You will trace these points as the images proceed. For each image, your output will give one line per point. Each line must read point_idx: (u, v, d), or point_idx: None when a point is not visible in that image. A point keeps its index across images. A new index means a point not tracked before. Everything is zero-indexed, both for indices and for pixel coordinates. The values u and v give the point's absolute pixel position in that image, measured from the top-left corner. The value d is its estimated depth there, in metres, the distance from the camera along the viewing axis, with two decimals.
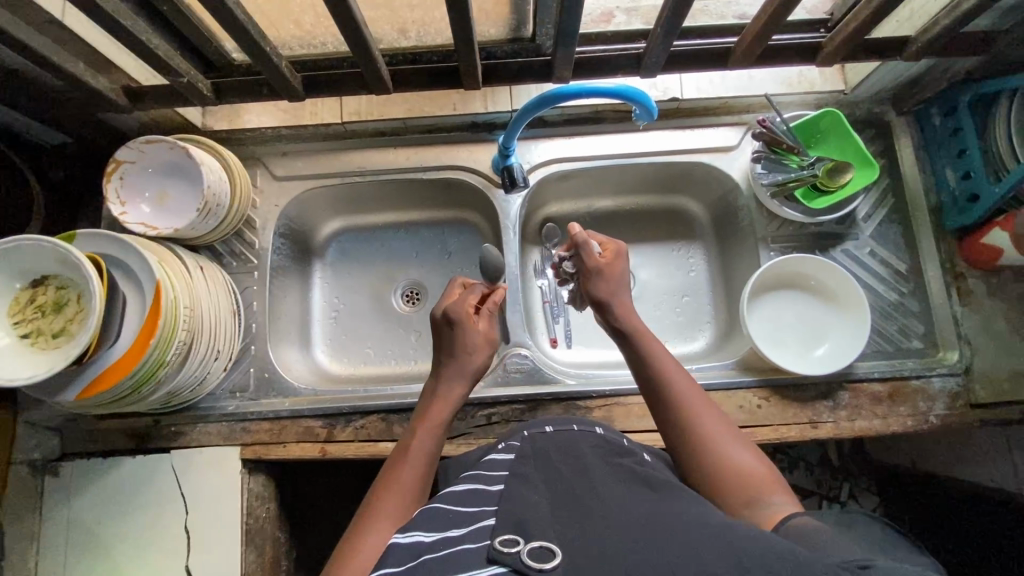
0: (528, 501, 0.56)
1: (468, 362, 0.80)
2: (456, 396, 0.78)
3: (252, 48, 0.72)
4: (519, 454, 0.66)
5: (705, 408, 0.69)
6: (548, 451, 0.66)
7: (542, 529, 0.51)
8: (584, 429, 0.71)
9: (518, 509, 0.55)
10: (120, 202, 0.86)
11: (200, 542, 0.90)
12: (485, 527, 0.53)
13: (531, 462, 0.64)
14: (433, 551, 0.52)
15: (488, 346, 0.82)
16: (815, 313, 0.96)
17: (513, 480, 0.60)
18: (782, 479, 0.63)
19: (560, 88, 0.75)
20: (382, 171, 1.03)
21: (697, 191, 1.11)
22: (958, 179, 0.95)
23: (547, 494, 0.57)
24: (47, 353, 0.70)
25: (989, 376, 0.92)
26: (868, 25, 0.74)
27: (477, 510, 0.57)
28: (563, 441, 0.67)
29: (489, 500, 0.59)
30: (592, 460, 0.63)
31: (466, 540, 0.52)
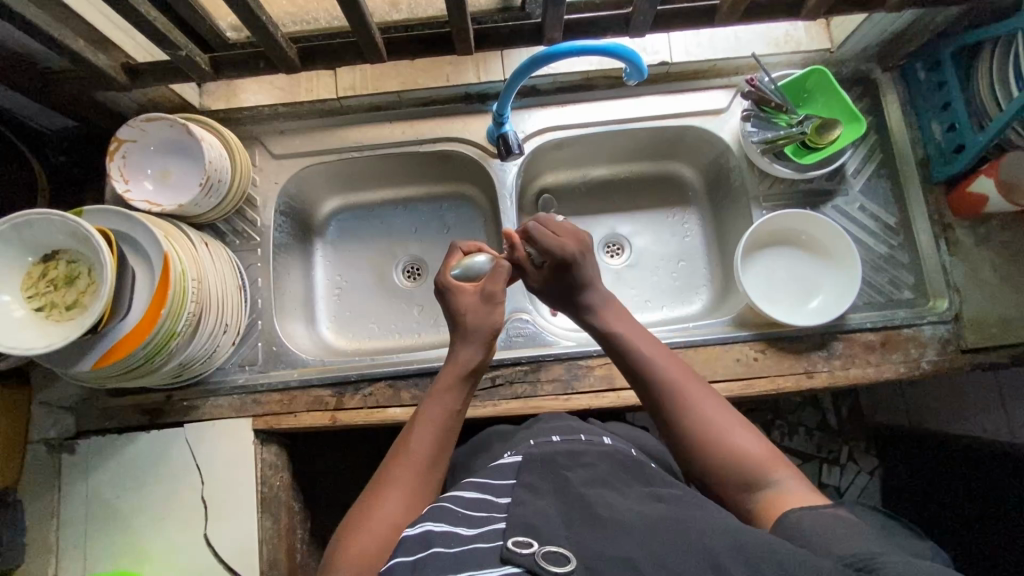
0: (538, 506, 0.58)
1: (475, 326, 0.79)
2: (469, 360, 0.77)
3: (249, 17, 0.73)
4: (528, 458, 0.68)
5: (700, 396, 0.68)
6: (556, 456, 0.68)
7: (553, 534, 0.53)
8: (592, 440, 0.75)
9: (528, 513, 0.56)
10: (123, 179, 0.88)
11: (216, 511, 0.92)
12: (496, 529, 0.55)
13: (538, 466, 0.66)
14: (443, 545, 0.53)
15: (490, 307, 0.80)
16: (808, 268, 0.99)
17: (519, 488, 0.62)
18: (783, 455, 0.64)
19: (552, 48, 0.76)
20: (379, 145, 1.05)
21: (690, 156, 1.13)
22: (944, 131, 0.97)
23: (556, 501, 0.59)
24: (61, 324, 0.72)
25: (979, 322, 0.94)
26: None
27: (484, 513, 0.59)
28: (572, 449, 0.70)
29: (497, 506, 0.60)
30: (601, 469, 0.66)
31: (479, 539, 0.54)
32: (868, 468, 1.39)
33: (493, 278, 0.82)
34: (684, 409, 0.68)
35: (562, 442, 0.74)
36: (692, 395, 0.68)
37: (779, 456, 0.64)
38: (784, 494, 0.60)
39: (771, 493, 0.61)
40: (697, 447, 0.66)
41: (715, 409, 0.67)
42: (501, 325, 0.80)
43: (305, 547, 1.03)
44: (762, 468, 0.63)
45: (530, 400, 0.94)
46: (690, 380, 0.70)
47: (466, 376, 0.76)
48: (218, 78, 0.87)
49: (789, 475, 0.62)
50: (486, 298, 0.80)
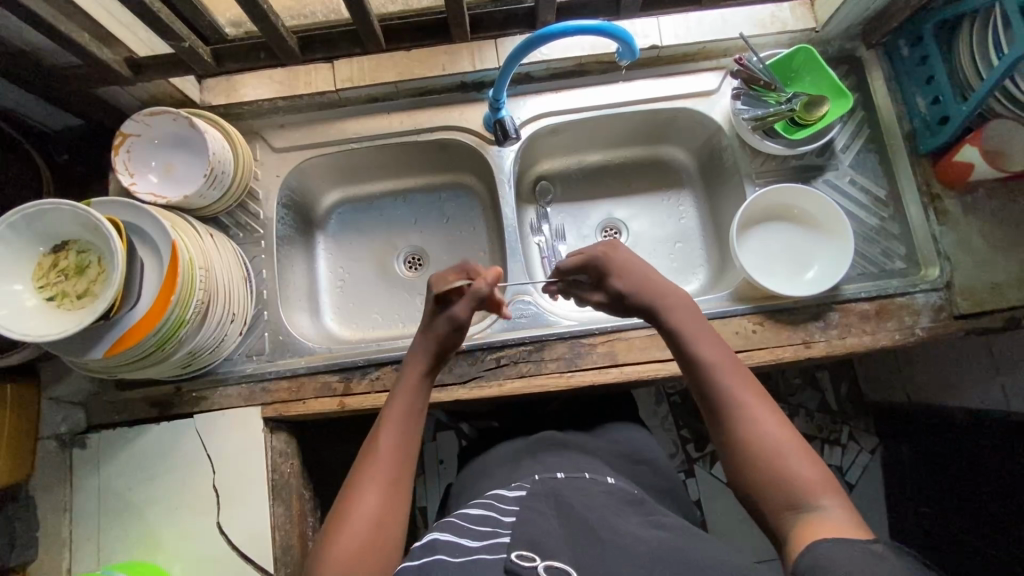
0: (543, 524, 0.60)
1: (437, 325, 0.79)
2: (422, 357, 0.79)
3: (250, 7, 0.75)
4: (532, 491, 0.68)
5: (756, 410, 0.67)
6: (562, 489, 0.67)
7: (556, 550, 0.56)
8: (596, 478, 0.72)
9: (534, 531, 0.59)
10: (129, 173, 0.90)
11: (229, 499, 0.93)
12: (501, 542, 0.58)
13: (545, 498, 0.66)
14: (447, 553, 0.58)
15: (462, 302, 0.80)
16: (802, 241, 1.01)
17: (525, 509, 0.64)
18: (836, 483, 0.61)
19: (547, 29, 0.78)
20: (378, 136, 1.07)
21: (683, 139, 1.15)
22: (929, 105, 1.00)
23: (561, 525, 0.61)
24: (73, 312, 0.73)
25: (971, 288, 0.96)
26: None
27: (490, 529, 0.61)
28: (576, 482, 0.69)
29: (502, 521, 0.62)
30: (604, 497, 0.66)
31: (483, 551, 0.57)
32: (869, 445, 1.41)
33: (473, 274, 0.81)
34: (736, 420, 0.67)
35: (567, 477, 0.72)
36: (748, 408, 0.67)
37: (832, 486, 0.61)
38: (826, 520, 0.57)
39: (812, 519, 0.58)
40: (743, 460, 0.65)
41: (770, 426, 0.65)
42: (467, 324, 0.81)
43: (317, 535, 1.04)
44: (807, 490, 0.60)
45: (534, 378, 0.95)
46: (749, 392, 0.69)
47: (423, 374, 0.78)
48: (219, 71, 0.89)
49: (838, 503, 0.59)
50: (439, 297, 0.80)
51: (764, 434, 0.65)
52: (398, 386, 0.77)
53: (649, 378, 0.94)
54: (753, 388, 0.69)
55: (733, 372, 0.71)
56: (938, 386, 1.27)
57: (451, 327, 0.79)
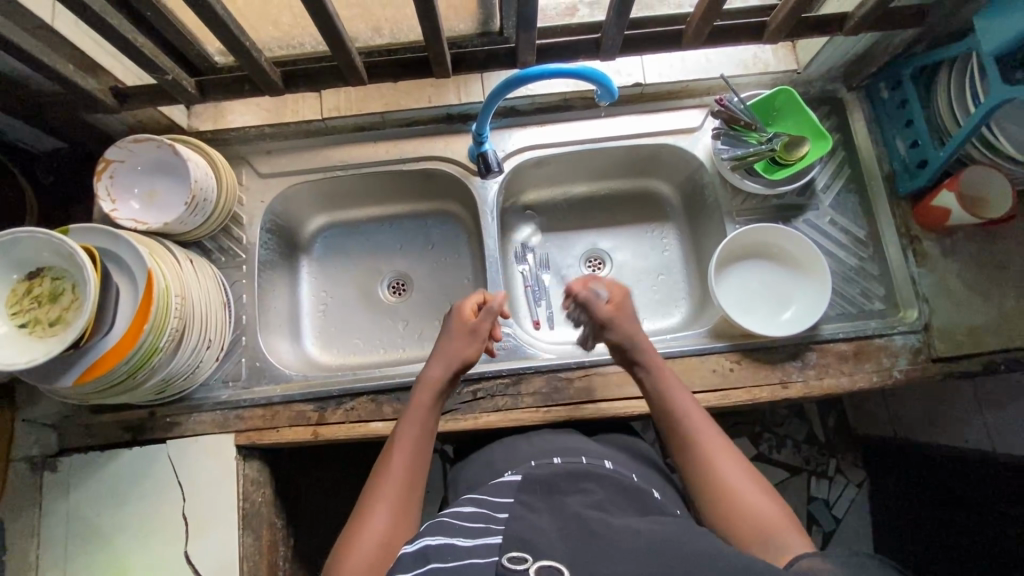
0: (537, 522, 0.60)
1: (453, 350, 0.86)
2: (439, 379, 0.84)
3: (232, 42, 0.76)
4: (529, 480, 0.71)
5: (722, 451, 0.71)
6: (556, 480, 0.71)
7: (548, 549, 0.55)
8: (594, 462, 0.77)
9: (524, 530, 0.59)
10: (111, 200, 0.90)
11: (199, 529, 0.92)
12: (493, 542, 0.58)
13: (539, 490, 0.69)
14: (439, 560, 0.57)
15: (476, 343, 0.87)
16: (781, 279, 1.01)
17: (518, 508, 0.64)
18: (797, 521, 0.63)
19: (526, 71, 0.80)
20: (363, 165, 1.08)
21: (666, 173, 1.16)
22: (908, 149, 1.01)
23: (554, 519, 0.61)
24: (43, 340, 0.73)
25: (949, 331, 0.96)
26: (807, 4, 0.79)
27: (484, 527, 0.62)
28: (573, 470, 0.73)
29: (496, 520, 0.63)
30: (599, 493, 0.68)
31: (476, 553, 0.57)
32: (856, 480, 1.40)
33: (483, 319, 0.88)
34: (704, 470, 0.70)
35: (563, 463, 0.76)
36: (715, 449, 0.71)
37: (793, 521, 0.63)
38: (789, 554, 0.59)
39: (779, 552, 0.60)
40: (716, 504, 0.67)
41: (740, 474, 0.68)
42: (475, 357, 0.88)
43: (289, 565, 1.03)
44: (771, 525, 0.62)
45: (511, 413, 0.95)
46: (714, 437, 0.73)
47: (438, 395, 0.83)
48: (206, 101, 0.90)
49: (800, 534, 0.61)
50: (469, 329, 0.88)
51: (730, 474, 0.68)
52: (414, 404, 0.82)
53: (626, 414, 0.94)
54: (718, 433, 0.73)
55: (705, 424, 0.74)
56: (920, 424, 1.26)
57: (468, 359, 0.87)
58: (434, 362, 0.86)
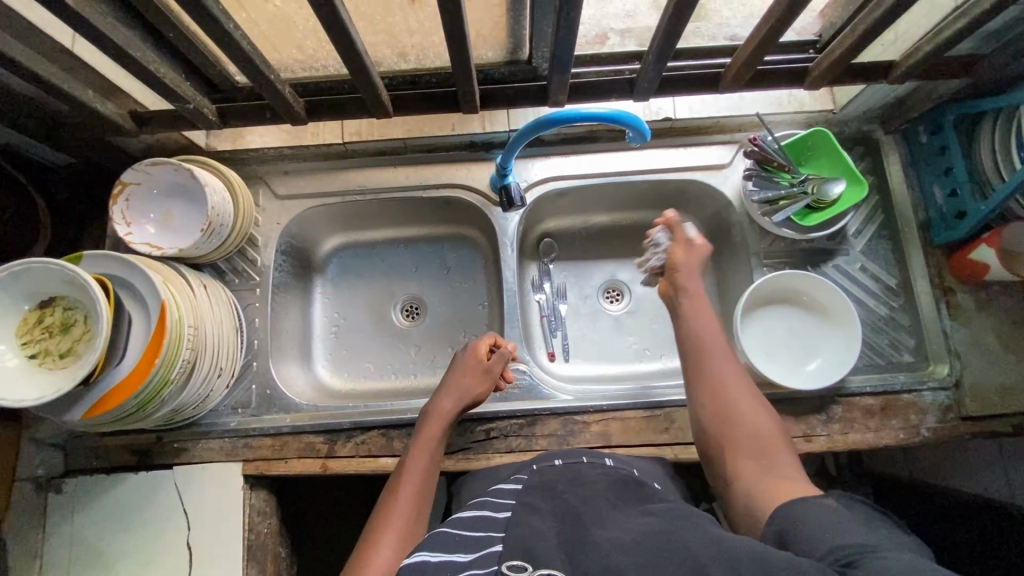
0: (536, 526, 0.60)
1: (464, 385, 0.88)
2: (449, 412, 0.86)
3: (255, 74, 0.75)
4: (529, 484, 0.72)
5: (727, 366, 0.78)
6: (556, 482, 0.71)
7: (548, 557, 0.55)
8: (593, 462, 0.77)
9: (525, 532, 0.59)
10: (126, 223, 0.88)
11: (203, 559, 0.91)
12: (493, 551, 0.58)
13: (538, 492, 0.69)
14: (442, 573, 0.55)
15: (486, 381, 0.90)
16: (808, 327, 0.98)
17: (520, 508, 0.65)
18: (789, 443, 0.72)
19: (560, 113, 0.79)
20: (383, 189, 1.06)
21: (691, 206, 1.12)
22: (945, 197, 0.97)
23: (553, 522, 0.61)
24: (54, 373, 0.72)
25: (979, 389, 0.93)
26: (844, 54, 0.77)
27: (484, 536, 0.61)
28: (570, 472, 0.74)
29: (496, 525, 0.63)
30: (597, 490, 0.67)
31: (475, 565, 0.56)
32: None
33: (495, 361, 0.91)
34: (709, 383, 0.77)
35: (563, 466, 0.77)
36: (721, 367, 0.78)
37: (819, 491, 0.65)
38: (784, 483, 0.66)
39: (772, 475, 0.68)
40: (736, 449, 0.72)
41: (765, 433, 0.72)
42: (484, 395, 0.90)
43: None
44: (769, 452, 0.70)
45: (524, 455, 0.93)
46: (717, 350, 0.80)
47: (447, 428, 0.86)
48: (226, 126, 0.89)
49: (791, 460, 0.70)
50: (483, 368, 0.90)
51: (734, 392, 0.76)
52: (423, 435, 0.84)
53: None
54: (723, 347, 0.81)
55: (720, 342, 0.81)
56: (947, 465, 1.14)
57: (479, 395, 0.89)
58: (444, 395, 0.88)
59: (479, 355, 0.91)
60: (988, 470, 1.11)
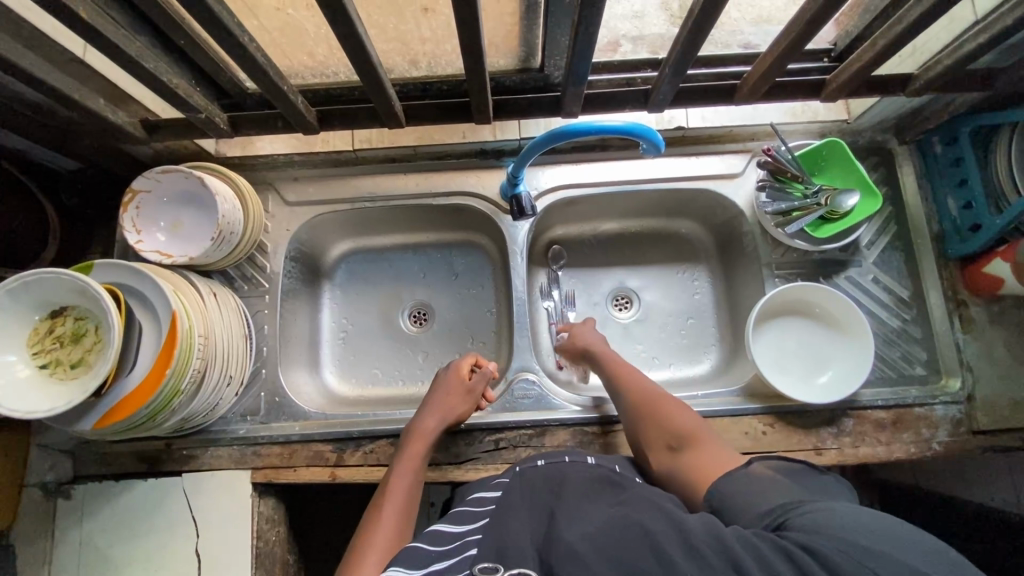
0: (515, 528, 0.61)
1: (447, 405, 0.89)
2: (431, 432, 0.87)
3: (268, 84, 0.75)
4: (510, 489, 0.70)
5: (646, 388, 0.85)
6: (537, 484, 0.70)
7: (521, 558, 0.56)
8: (576, 460, 0.75)
9: (500, 538, 0.59)
10: (136, 230, 0.88)
11: (211, 566, 0.91)
12: (467, 556, 0.58)
13: (517, 495, 0.68)
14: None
15: (468, 400, 0.91)
16: (819, 339, 0.98)
17: (497, 513, 0.65)
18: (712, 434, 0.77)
19: (571, 126, 0.78)
20: (392, 196, 1.05)
21: (701, 215, 1.12)
22: (960, 209, 0.96)
23: (528, 523, 0.62)
24: (65, 384, 0.72)
25: (992, 403, 0.93)
26: (860, 67, 0.76)
27: (457, 544, 0.61)
28: (553, 474, 0.72)
29: (472, 530, 0.63)
30: (575, 485, 0.67)
31: (451, 568, 0.57)
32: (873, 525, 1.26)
33: (478, 381, 0.93)
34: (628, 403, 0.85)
35: (546, 467, 0.74)
36: (636, 386, 0.86)
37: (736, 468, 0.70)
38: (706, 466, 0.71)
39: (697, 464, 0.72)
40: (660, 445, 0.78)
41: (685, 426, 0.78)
42: (466, 416, 0.91)
43: None
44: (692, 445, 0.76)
45: None
46: (631, 374, 0.88)
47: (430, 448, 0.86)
48: (236, 134, 0.89)
49: (712, 445, 0.75)
50: (465, 388, 0.91)
51: (652, 405, 0.82)
52: (406, 456, 0.84)
53: None
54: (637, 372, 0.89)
55: (634, 372, 0.89)
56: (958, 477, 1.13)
57: (461, 415, 0.90)
58: (428, 414, 0.89)
59: (461, 374, 0.93)
60: (998, 482, 1.11)
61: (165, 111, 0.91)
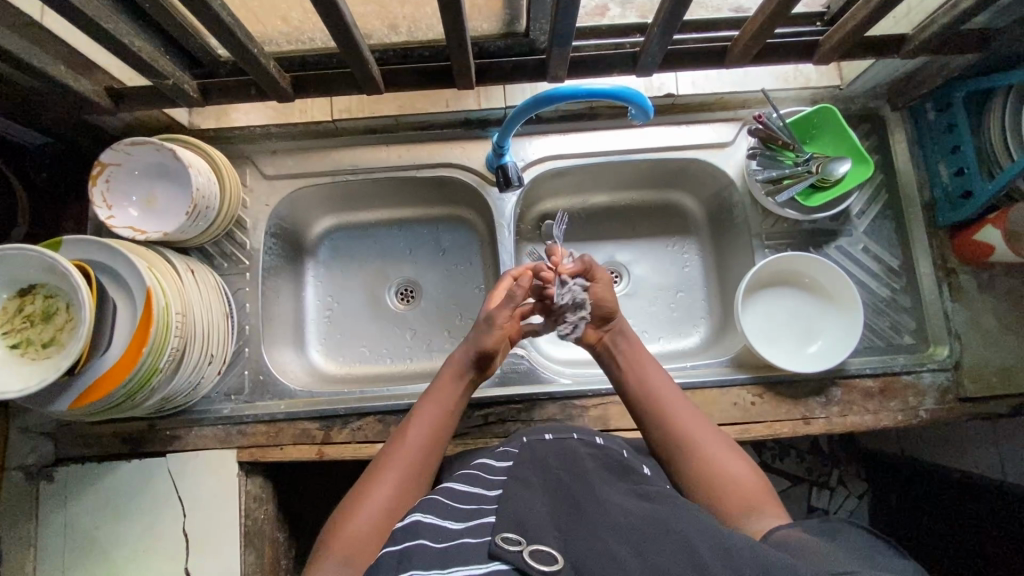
0: (529, 503, 0.58)
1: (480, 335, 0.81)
2: (464, 363, 0.80)
3: (238, 49, 0.71)
4: (519, 459, 0.69)
5: (687, 414, 0.73)
6: (548, 458, 0.68)
7: (541, 533, 0.53)
8: (584, 439, 0.73)
9: (518, 508, 0.57)
10: (107, 206, 0.85)
11: (200, 545, 0.90)
12: (486, 523, 0.56)
13: (529, 467, 0.67)
14: (430, 538, 0.54)
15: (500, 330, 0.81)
16: (809, 310, 0.98)
17: (511, 483, 0.63)
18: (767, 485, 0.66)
19: (556, 91, 0.76)
20: (375, 169, 1.02)
21: (692, 186, 1.09)
22: (951, 175, 0.95)
23: (544, 497, 0.60)
24: (37, 363, 0.69)
25: (979, 370, 0.93)
26: (852, 27, 0.74)
27: (475, 508, 0.60)
28: (563, 449, 0.70)
29: (487, 500, 0.61)
30: (589, 466, 0.66)
31: (467, 535, 0.55)
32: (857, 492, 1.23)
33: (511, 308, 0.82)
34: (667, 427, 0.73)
35: (553, 442, 0.73)
36: (675, 409, 0.74)
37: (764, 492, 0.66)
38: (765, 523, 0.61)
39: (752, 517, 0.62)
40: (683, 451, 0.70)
41: (711, 438, 0.71)
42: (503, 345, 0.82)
43: None
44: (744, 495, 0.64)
45: None
46: (669, 393, 0.76)
47: (462, 379, 0.79)
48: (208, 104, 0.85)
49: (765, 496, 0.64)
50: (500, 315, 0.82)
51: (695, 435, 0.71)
52: (437, 385, 0.78)
53: None
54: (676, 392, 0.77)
55: (672, 391, 0.77)
56: (941, 444, 1.15)
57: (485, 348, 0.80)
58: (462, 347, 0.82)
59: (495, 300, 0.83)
60: None
61: (132, 80, 0.87)
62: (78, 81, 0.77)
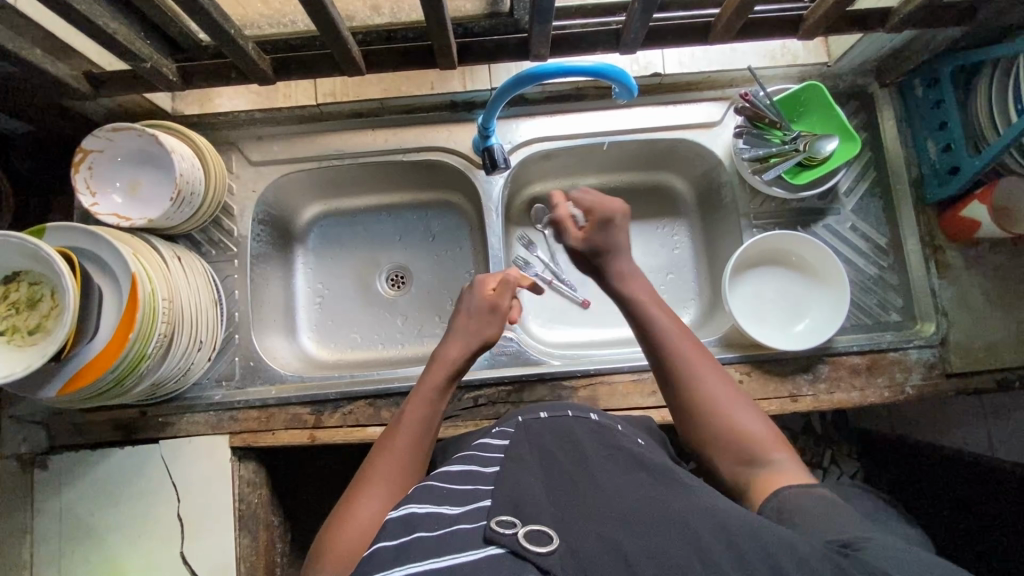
0: (527, 483, 0.58)
1: (473, 327, 0.82)
2: (455, 359, 0.79)
3: (215, 31, 0.70)
4: (516, 439, 0.69)
5: (699, 364, 0.71)
6: (545, 436, 0.68)
7: (537, 512, 0.53)
8: (580, 415, 0.73)
9: (515, 490, 0.57)
10: (90, 193, 0.85)
11: (193, 530, 0.91)
12: (483, 507, 0.55)
13: (526, 446, 0.67)
14: (429, 527, 0.53)
15: (492, 318, 0.83)
16: (796, 290, 0.98)
17: (508, 462, 0.63)
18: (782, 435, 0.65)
19: (537, 68, 0.75)
20: (361, 153, 1.02)
21: (681, 166, 1.09)
22: (939, 151, 0.95)
23: (542, 475, 0.60)
24: (22, 350, 0.70)
25: (965, 346, 0.93)
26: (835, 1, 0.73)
27: (473, 489, 0.59)
28: (560, 428, 0.69)
29: (481, 480, 0.61)
30: (583, 442, 0.66)
31: (466, 519, 0.54)
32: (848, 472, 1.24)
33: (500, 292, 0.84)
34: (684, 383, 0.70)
35: (550, 419, 0.73)
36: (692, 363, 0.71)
37: (781, 437, 0.65)
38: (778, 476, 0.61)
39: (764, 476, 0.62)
40: (689, 419, 0.68)
41: (722, 388, 0.69)
42: (494, 337, 0.83)
43: (284, 559, 1.04)
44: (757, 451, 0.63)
45: None
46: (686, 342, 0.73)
47: (452, 376, 0.78)
48: (190, 87, 0.85)
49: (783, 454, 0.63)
50: (493, 306, 0.83)
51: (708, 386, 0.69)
52: (421, 387, 0.76)
53: None
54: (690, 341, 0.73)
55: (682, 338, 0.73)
56: (930, 421, 1.16)
57: (489, 339, 0.82)
58: (452, 341, 0.81)
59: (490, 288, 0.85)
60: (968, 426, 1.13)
61: (113, 66, 0.86)
62: (56, 66, 0.77)
